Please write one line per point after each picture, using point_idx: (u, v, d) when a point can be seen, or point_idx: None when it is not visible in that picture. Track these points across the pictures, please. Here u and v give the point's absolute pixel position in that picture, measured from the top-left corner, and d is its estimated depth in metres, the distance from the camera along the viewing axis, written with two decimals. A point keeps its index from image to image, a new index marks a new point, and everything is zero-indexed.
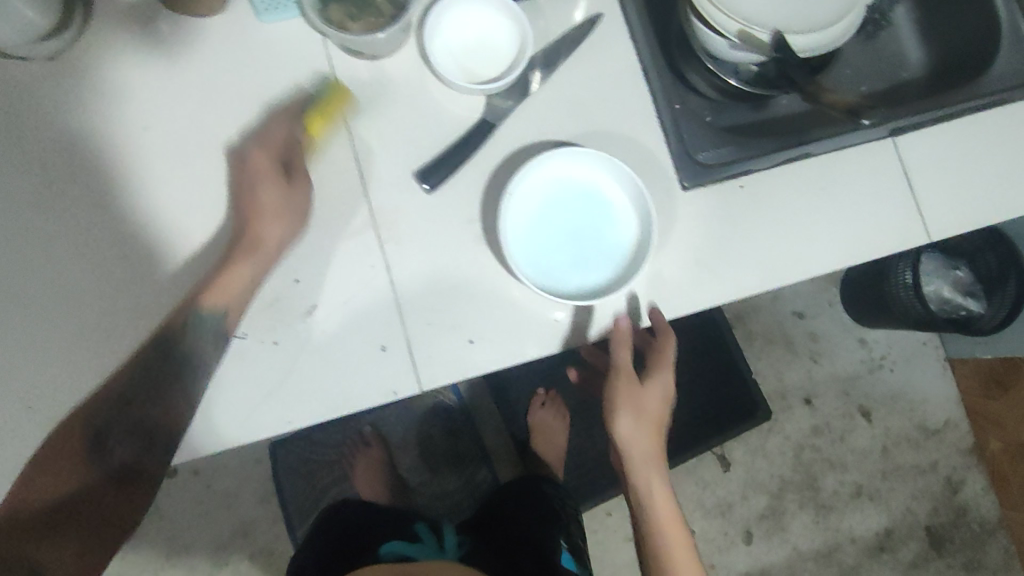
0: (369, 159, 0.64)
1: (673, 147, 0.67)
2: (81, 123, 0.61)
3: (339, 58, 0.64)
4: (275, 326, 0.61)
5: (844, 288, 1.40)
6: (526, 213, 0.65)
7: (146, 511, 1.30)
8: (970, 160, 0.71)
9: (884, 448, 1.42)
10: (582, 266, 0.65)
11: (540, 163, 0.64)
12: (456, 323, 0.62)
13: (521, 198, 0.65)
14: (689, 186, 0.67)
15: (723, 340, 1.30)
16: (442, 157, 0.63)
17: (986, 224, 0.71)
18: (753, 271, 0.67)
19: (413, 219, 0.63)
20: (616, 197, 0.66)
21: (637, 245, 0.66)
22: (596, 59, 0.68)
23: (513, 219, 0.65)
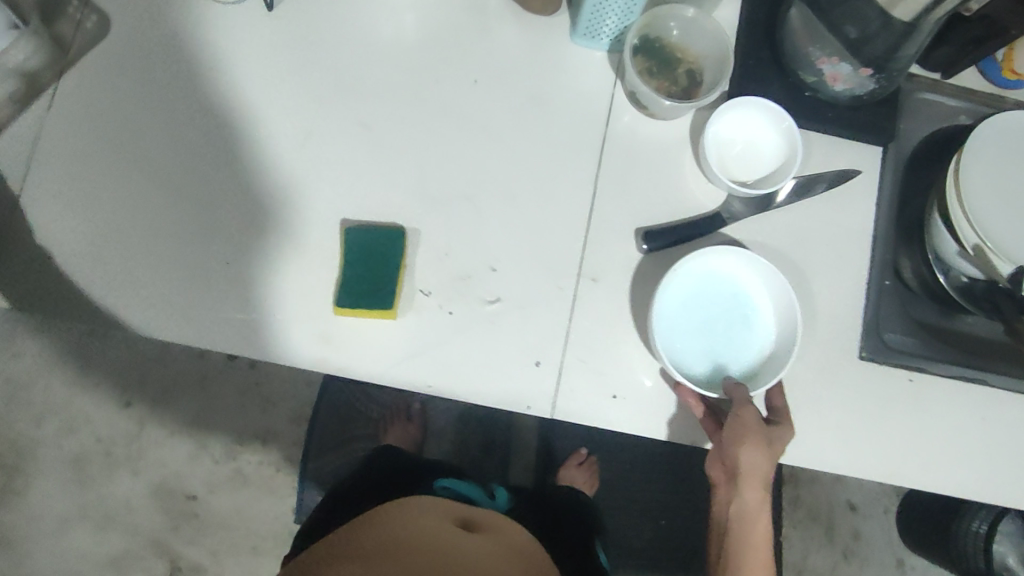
0: (605, 197, 0.67)
1: (866, 319, 0.69)
2: (388, 56, 0.69)
3: (620, 101, 0.69)
4: (456, 298, 0.64)
5: (905, 504, 1.37)
6: (681, 293, 0.64)
7: (192, 378, 1.30)
8: None
9: None
10: (715, 355, 0.64)
11: (711, 253, 0.64)
12: (609, 374, 0.64)
13: (683, 278, 0.64)
14: (865, 358, 0.68)
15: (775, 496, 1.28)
16: (670, 227, 0.67)
17: None
18: (887, 460, 0.67)
19: (617, 266, 0.66)
20: (762, 302, 0.65)
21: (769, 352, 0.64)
22: (839, 206, 0.70)
23: (667, 297, 0.64)
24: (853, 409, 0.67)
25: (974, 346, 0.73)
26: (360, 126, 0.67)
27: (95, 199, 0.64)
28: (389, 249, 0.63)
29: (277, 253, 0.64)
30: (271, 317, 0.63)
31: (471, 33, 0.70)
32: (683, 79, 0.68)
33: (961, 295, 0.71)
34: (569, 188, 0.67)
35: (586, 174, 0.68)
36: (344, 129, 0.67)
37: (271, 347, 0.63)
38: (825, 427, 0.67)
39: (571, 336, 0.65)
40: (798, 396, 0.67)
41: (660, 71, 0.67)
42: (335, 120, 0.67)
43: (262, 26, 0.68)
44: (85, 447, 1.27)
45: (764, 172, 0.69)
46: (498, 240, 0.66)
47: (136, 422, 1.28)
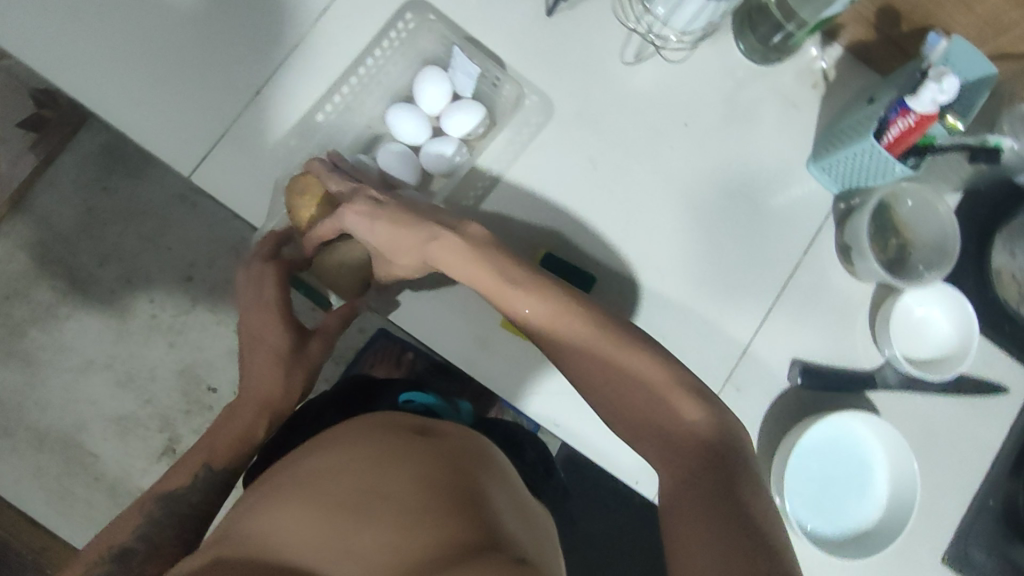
0: (775, 318, 0.69)
1: (960, 525, 0.70)
2: (634, 105, 0.69)
3: (825, 238, 0.71)
4: None
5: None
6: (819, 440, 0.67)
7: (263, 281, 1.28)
8: None
9: None
10: (817, 505, 0.66)
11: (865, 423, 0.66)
12: None
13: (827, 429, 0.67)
14: (944, 562, 0.69)
15: None
16: (827, 372, 0.68)
17: None
18: None
19: (762, 385, 0.68)
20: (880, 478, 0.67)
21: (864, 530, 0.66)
22: (976, 415, 0.71)
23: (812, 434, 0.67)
24: None
25: None
26: (589, 160, 0.68)
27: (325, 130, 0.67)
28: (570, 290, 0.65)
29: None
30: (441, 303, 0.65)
31: (721, 114, 0.70)
32: (894, 247, 0.70)
33: None
34: (747, 296, 0.69)
35: (769, 289, 0.69)
36: (574, 157, 0.68)
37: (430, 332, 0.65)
38: None
39: None
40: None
41: (877, 233, 0.69)
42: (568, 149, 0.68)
43: (535, 28, 0.68)
44: (134, 300, 1.22)
45: (930, 359, 0.70)
46: (668, 320, 0.67)
47: (192, 297, 1.23)
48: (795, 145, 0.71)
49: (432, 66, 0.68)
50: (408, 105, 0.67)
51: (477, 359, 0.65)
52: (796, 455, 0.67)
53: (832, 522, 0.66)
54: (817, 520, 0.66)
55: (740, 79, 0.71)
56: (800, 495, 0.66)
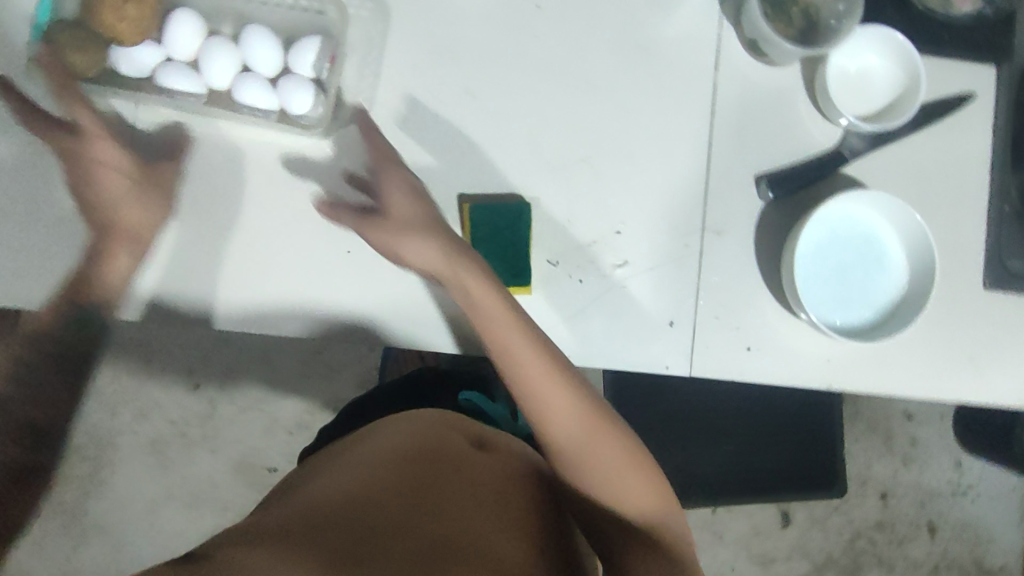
0: (720, 147, 0.65)
1: (989, 247, 0.67)
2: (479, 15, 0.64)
3: (729, 45, 0.66)
4: (584, 267, 0.63)
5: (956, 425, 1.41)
6: (814, 241, 0.63)
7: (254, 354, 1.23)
8: None
9: (935, 568, 1.43)
10: (845, 300, 0.63)
11: (847, 199, 0.63)
12: (741, 329, 0.64)
13: (817, 226, 0.63)
14: (989, 288, 0.67)
15: None
16: (795, 172, 0.64)
17: None
18: (1013, 387, 0.67)
19: (740, 217, 0.65)
20: (890, 243, 0.64)
21: (900, 299, 0.63)
22: (954, 135, 0.67)
23: (805, 237, 0.63)
24: (982, 343, 0.67)
25: None
26: (466, 92, 0.63)
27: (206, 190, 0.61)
28: (512, 227, 0.62)
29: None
30: (398, 307, 0.62)
31: None
32: (799, 18, 0.65)
33: None
34: (683, 142, 0.65)
35: (700, 123, 0.65)
36: (450, 98, 0.63)
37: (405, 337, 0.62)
38: (955, 363, 0.67)
39: (701, 292, 0.64)
40: (933, 334, 0.66)
41: (776, 14, 0.64)
42: (440, 92, 0.63)
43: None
44: (157, 429, 1.22)
45: (885, 104, 0.66)
46: (620, 205, 0.64)
47: (206, 400, 1.22)
48: None
49: (317, 39, 0.63)
50: (281, 58, 0.63)
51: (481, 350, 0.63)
52: (803, 262, 0.63)
53: (869, 307, 0.63)
54: (855, 312, 0.63)
55: None
56: (828, 298, 0.63)
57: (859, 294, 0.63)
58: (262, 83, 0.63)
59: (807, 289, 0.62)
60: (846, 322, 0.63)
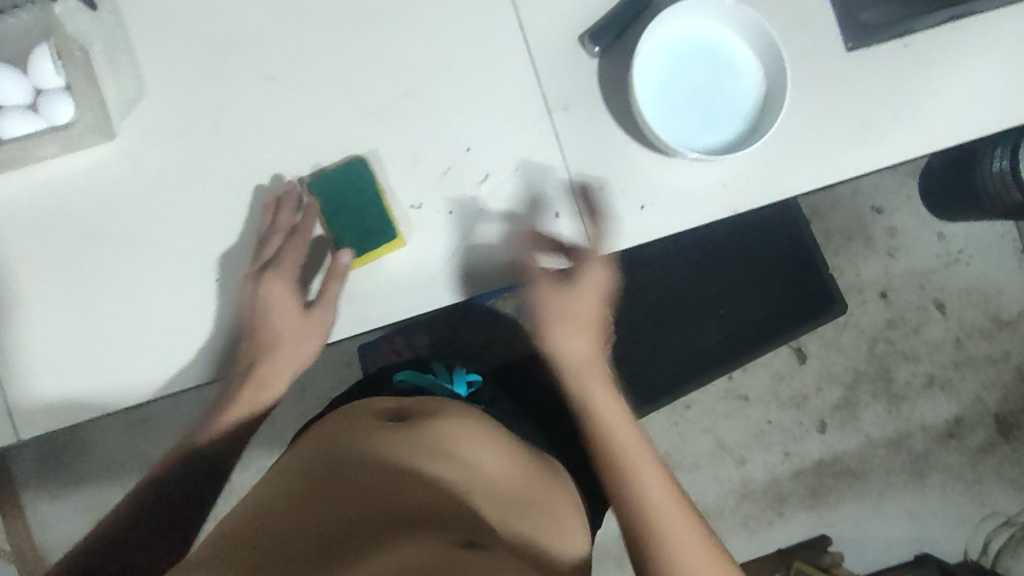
0: (532, 23, 0.62)
1: (837, 9, 0.65)
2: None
3: None
4: (449, 196, 0.61)
5: (925, 198, 1.38)
6: (653, 75, 0.59)
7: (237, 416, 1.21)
8: None
9: (957, 340, 1.42)
10: (707, 120, 0.60)
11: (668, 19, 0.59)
12: (627, 189, 0.62)
13: (649, 60, 0.59)
14: (852, 49, 0.65)
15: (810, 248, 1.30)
16: (613, 15, 0.61)
17: None
18: (910, 134, 0.66)
19: (581, 82, 0.62)
20: (731, 44, 0.60)
21: (759, 97, 0.60)
22: None
23: (642, 74, 0.59)
24: (866, 106, 0.65)
25: None
26: (261, 76, 0.61)
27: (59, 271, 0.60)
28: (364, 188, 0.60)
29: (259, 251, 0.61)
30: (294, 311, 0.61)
31: None
32: None
33: None
34: (494, 33, 0.62)
35: (504, 8, 0.62)
36: (249, 90, 0.61)
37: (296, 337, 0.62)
38: (848, 137, 0.65)
39: (573, 172, 0.62)
40: (815, 119, 0.64)
41: None
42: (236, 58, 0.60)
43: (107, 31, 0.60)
44: None
45: None
46: (459, 122, 0.61)
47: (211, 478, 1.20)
48: None
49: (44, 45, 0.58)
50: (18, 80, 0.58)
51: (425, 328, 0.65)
52: (656, 95, 0.59)
53: (736, 117, 0.60)
54: (723, 128, 0.60)
55: None
56: (692, 122, 0.60)
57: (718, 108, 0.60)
58: (15, 113, 0.58)
59: (668, 123, 0.60)
60: (717, 142, 0.60)
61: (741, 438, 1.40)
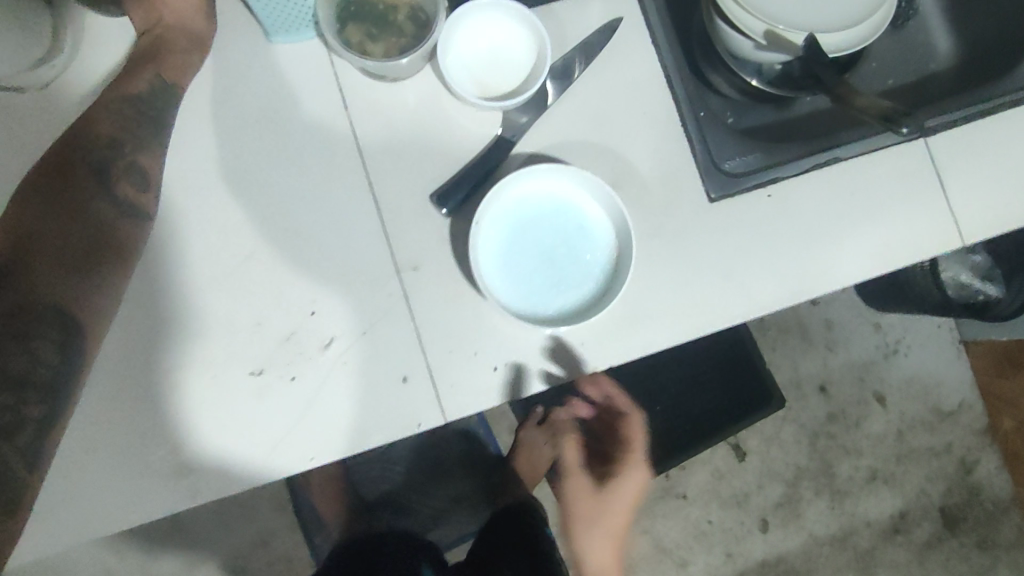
0: (382, 183, 0.61)
1: (699, 161, 0.64)
2: None
3: (351, 78, 0.61)
4: (291, 363, 0.59)
5: (860, 289, 1.37)
6: (499, 242, 0.58)
7: None
8: (992, 154, 0.68)
9: (899, 432, 1.39)
10: (557, 284, 0.58)
11: (510, 185, 0.57)
12: (479, 351, 0.60)
13: (491, 226, 0.58)
14: (715, 199, 0.64)
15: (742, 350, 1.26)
16: (463, 175, 0.60)
17: (1008, 230, 0.68)
18: (775, 285, 0.64)
19: (432, 242, 0.60)
20: (580, 204, 0.59)
21: (612, 256, 0.59)
22: (615, 68, 0.64)
23: (485, 242, 0.58)
24: (728, 258, 0.64)
25: (807, 125, 0.74)
26: None
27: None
28: (208, 359, 0.59)
29: (101, 421, 0.58)
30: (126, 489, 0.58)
31: None
32: (407, 23, 0.61)
33: (780, 85, 0.71)
34: (344, 193, 0.61)
35: (354, 168, 0.61)
36: None
37: (131, 512, 0.58)
38: (710, 290, 0.64)
39: (422, 334, 0.60)
40: (674, 274, 0.64)
41: (380, 31, 0.60)
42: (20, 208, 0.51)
43: None
44: None
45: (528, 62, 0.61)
46: (304, 284, 0.60)
47: None
48: (249, 35, 0.61)
49: None
50: None
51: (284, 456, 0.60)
52: (502, 261, 0.58)
53: (588, 277, 0.59)
54: (574, 288, 0.59)
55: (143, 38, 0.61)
56: (541, 285, 0.58)
57: (567, 270, 0.59)
58: None
59: (514, 288, 0.58)
60: (567, 306, 0.59)
61: (681, 539, 1.35)
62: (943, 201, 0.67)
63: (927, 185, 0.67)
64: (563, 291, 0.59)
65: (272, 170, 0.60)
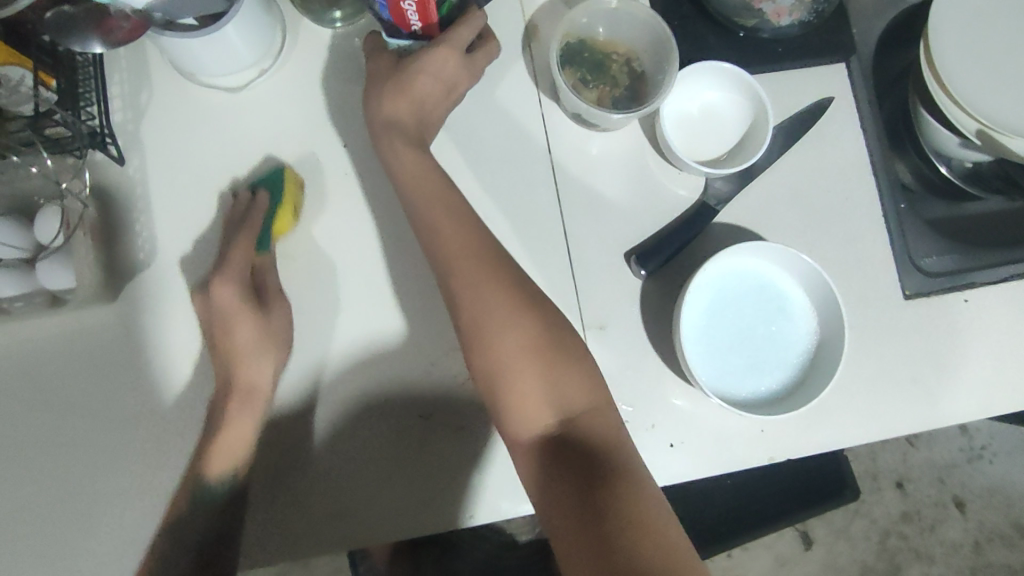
0: (576, 232, 0.58)
1: (897, 254, 0.61)
2: (280, 168, 0.58)
3: (557, 123, 0.59)
4: (462, 410, 0.57)
5: None
6: (702, 314, 0.56)
7: None
8: None
9: (976, 544, 1.33)
10: (756, 367, 0.56)
11: (723, 257, 0.56)
12: (657, 425, 0.57)
13: (697, 297, 0.56)
14: (911, 297, 0.61)
15: None
16: (663, 238, 0.57)
17: None
18: (966, 395, 0.61)
19: (622, 302, 0.57)
20: (789, 288, 0.57)
21: (813, 345, 0.56)
22: (823, 147, 0.62)
23: (688, 313, 0.55)
24: (916, 358, 0.61)
25: (988, 230, 0.68)
26: (280, 256, 0.57)
27: (19, 441, 0.54)
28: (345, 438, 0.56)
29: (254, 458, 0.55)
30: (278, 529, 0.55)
31: (357, 96, 0.59)
32: (621, 74, 0.59)
33: (969, 182, 0.69)
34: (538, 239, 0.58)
35: (549, 213, 0.58)
36: (260, 271, 0.57)
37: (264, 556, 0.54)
38: (899, 394, 0.60)
39: None
40: (866, 369, 0.60)
41: (594, 77, 0.59)
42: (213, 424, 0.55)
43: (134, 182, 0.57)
44: None
45: (735, 134, 0.60)
46: None
47: None
48: None
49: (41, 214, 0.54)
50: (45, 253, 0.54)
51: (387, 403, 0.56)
52: (703, 336, 0.55)
53: (785, 363, 0.56)
54: (770, 375, 0.56)
55: (354, 54, 0.60)
56: (736, 367, 0.55)
57: (769, 354, 0.56)
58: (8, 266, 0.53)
59: (713, 366, 0.55)
60: (761, 391, 0.55)
61: None
62: None
63: None
64: (760, 377, 0.56)
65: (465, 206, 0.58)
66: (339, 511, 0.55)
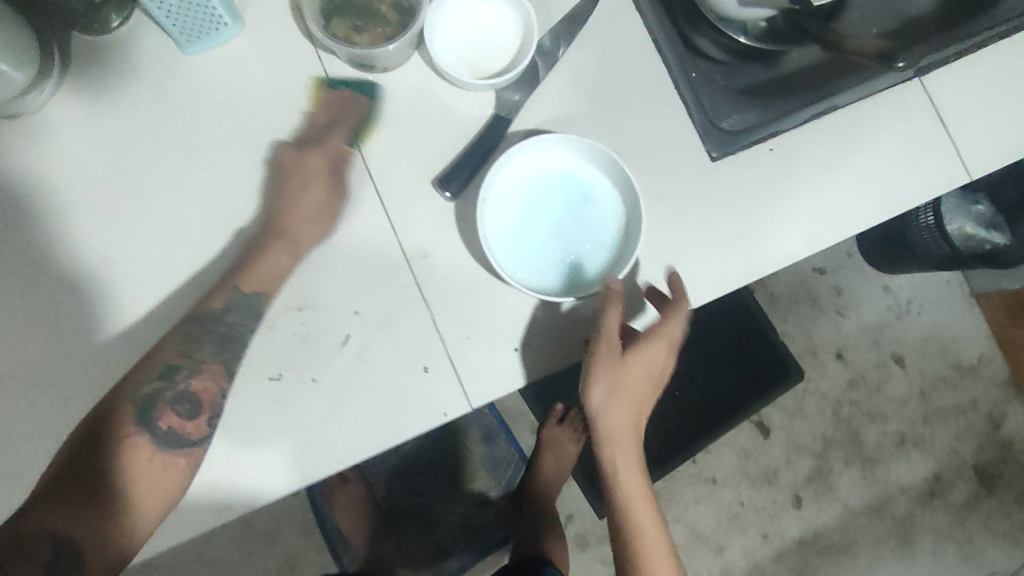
0: (382, 173, 0.61)
1: (697, 119, 0.64)
2: (75, 179, 0.58)
3: (340, 73, 0.61)
4: (311, 362, 0.58)
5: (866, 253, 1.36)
6: (508, 215, 0.58)
7: (191, 563, 1.21)
8: (985, 89, 0.68)
9: (922, 393, 1.38)
10: (570, 254, 0.58)
11: (518, 153, 0.58)
12: (497, 333, 0.60)
13: (499, 198, 0.58)
14: (718, 157, 0.64)
15: (756, 324, 1.24)
16: (460, 160, 0.60)
17: (1011, 160, 0.68)
18: (786, 236, 0.64)
19: (440, 228, 0.60)
20: (592, 177, 0.59)
21: (621, 225, 0.59)
22: (603, 36, 0.64)
23: (496, 217, 0.58)
24: (733, 213, 0.64)
25: (800, 84, 0.66)
26: (103, 262, 0.59)
27: None
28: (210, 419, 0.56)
29: None
30: None
31: (139, 92, 0.60)
32: (390, 13, 0.60)
33: (770, 39, 0.64)
34: (348, 188, 0.60)
35: (354, 162, 0.61)
36: (89, 280, 0.58)
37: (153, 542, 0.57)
38: (725, 249, 0.63)
39: (438, 321, 0.60)
40: (686, 234, 0.63)
41: (364, 23, 0.60)
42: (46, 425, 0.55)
43: None
44: None
45: (514, 45, 0.62)
46: (310, 279, 0.59)
47: None
48: (233, 42, 0.61)
49: None
50: None
51: (263, 373, 0.58)
52: (514, 238, 0.58)
53: (597, 246, 0.59)
54: (584, 259, 0.58)
55: (121, 51, 0.59)
56: (549, 257, 0.58)
57: (581, 241, 0.59)
58: None
59: (527, 264, 0.58)
60: (578, 277, 0.58)
61: (715, 524, 1.33)
62: (943, 137, 0.67)
63: (927, 124, 0.67)
64: (576, 265, 0.58)
65: (272, 173, 0.60)
66: (216, 483, 0.57)
